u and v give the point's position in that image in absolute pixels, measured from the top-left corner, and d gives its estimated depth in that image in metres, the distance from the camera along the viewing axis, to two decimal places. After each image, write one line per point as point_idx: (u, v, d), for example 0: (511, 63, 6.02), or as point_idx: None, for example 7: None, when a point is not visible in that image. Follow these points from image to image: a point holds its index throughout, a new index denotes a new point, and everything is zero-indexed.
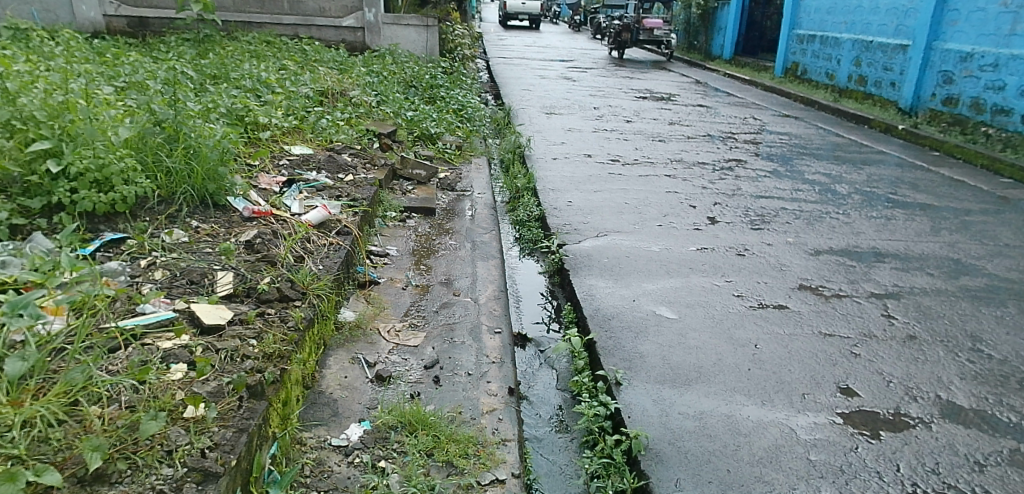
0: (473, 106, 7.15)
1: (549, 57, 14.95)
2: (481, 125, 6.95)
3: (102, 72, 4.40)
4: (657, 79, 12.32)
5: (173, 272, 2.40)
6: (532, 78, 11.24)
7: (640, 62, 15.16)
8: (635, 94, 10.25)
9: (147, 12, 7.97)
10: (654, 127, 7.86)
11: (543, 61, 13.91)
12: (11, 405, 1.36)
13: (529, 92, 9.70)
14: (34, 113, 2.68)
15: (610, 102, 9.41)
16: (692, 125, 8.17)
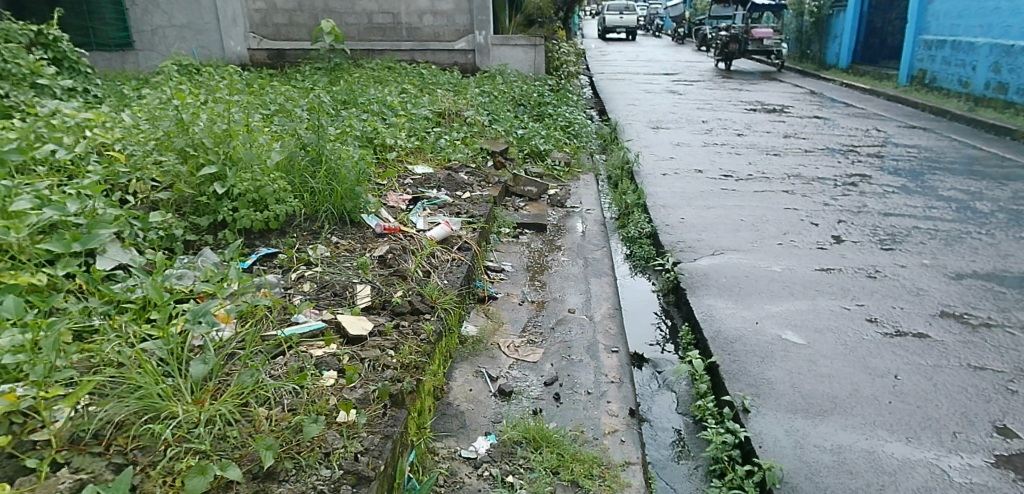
0: (580, 122, 7.16)
1: (655, 70, 14.72)
2: (588, 141, 6.96)
3: (251, 100, 4.85)
4: (769, 91, 11.80)
5: (319, 284, 2.61)
6: (638, 92, 11.11)
7: (748, 74, 14.57)
8: (746, 107, 9.88)
9: (284, 45, 8.64)
10: (768, 141, 7.53)
11: (650, 75, 13.71)
12: (196, 404, 1.53)
13: (636, 107, 9.59)
14: (203, 141, 3.01)
15: (721, 115, 9.12)
16: (809, 137, 7.74)
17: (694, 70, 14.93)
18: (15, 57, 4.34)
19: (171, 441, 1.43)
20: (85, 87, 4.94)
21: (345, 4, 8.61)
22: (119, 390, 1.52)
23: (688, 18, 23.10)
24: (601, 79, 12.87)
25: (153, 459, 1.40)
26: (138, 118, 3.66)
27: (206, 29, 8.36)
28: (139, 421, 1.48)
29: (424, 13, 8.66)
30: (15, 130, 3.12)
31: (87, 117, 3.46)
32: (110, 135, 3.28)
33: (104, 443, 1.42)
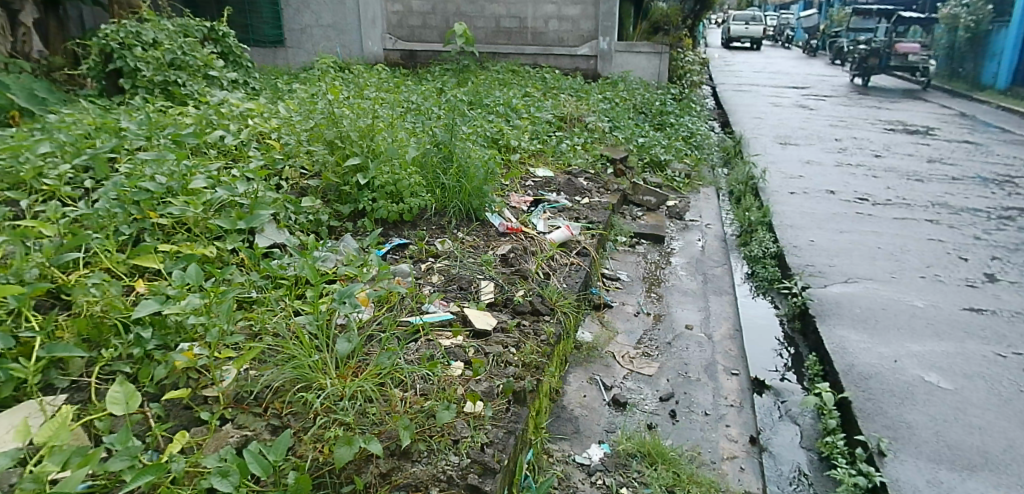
0: (704, 134, 6.92)
1: (783, 83, 13.95)
2: (710, 153, 6.69)
3: (386, 96, 5.09)
4: (912, 110, 10.87)
5: (446, 277, 2.70)
6: (766, 105, 10.58)
7: (888, 91, 13.48)
8: (885, 126, 9.15)
9: (416, 46, 8.72)
10: (909, 165, 6.91)
11: (779, 88, 12.94)
12: (340, 378, 1.65)
13: (763, 121, 9.14)
14: (350, 134, 3.25)
15: (857, 134, 8.51)
16: (957, 164, 7.05)
17: (827, 84, 13.94)
18: (192, 51, 4.80)
19: (319, 410, 1.55)
20: (245, 80, 5.38)
21: (475, 8, 8.57)
22: (276, 358, 1.68)
23: (821, 29, 21.63)
24: (725, 90, 12.30)
25: (303, 426, 1.53)
26: (291, 111, 3.94)
27: (347, 30, 8.60)
28: (291, 389, 1.62)
29: (550, 18, 8.47)
30: (190, 116, 3.46)
31: (249, 107, 3.76)
32: (268, 123, 3.54)
33: (263, 405, 1.58)
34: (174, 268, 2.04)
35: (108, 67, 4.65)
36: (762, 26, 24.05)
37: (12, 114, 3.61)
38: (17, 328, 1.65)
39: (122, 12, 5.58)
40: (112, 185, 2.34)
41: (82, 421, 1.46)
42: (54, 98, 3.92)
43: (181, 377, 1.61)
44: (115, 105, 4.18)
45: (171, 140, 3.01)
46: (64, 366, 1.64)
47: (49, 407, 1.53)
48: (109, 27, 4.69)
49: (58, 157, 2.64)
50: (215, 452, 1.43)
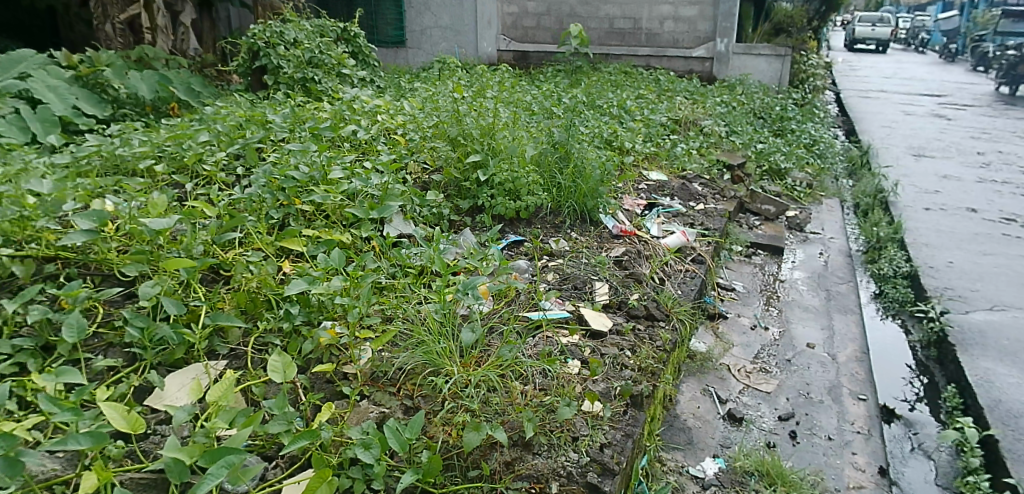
0: (828, 141, 6.47)
1: (916, 90, 12.83)
2: (834, 163, 6.23)
3: (499, 94, 5.13)
4: None
5: (561, 276, 2.70)
6: (896, 113, 9.79)
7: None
8: None
9: (529, 47, 8.20)
10: None
11: (910, 95, 11.91)
12: (464, 366, 1.75)
13: (894, 130, 8.47)
14: (472, 132, 3.35)
15: (1005, 147, 7.71)
16: None
17: (967, 93, 12.60)
18: (326, 50, 5.09)
19: (447, 395, 1.64)
20: (372, 79, 5.63)
21: (589, 8, 7.97)
22: (409, 342, 1.78)
23: (962, 31, 19.72)
24: (850, 96, 11.42)
25: (433, 408, 1.62)
26: (411, 107, 4.06)
27: (464, 31, 8.18)
28: (421, 373, 1.72)
29: (666, 18, 7.70)
30: (326, 112, 3.66)
31: (377, 104, 3.91)
32: (394, 119, 3.67)
33: (396, 386, 1.69)
34: (316, 252, 2.20)
35: (254, 64, 5.04)
36: (890, 28, 22.15)
37: (171, 106, 3.96)
38: (186, 297, 1.86)
39: (265, 12, 6.02)
40: (263, 173, 2.55)
41: (242, 385, 1.62)
42: (207, 92, 4.26)
43: (325, 353, 1.76)
44: (260, 99, 4.52)
45: (309, 134, 3.22)
46: (224, 334, 1.82)
47: (212, 370, 1.71)
48: (256, 28, 5.04)
49: (215, 145, 2.90)
50: (357, 425, 1.55)
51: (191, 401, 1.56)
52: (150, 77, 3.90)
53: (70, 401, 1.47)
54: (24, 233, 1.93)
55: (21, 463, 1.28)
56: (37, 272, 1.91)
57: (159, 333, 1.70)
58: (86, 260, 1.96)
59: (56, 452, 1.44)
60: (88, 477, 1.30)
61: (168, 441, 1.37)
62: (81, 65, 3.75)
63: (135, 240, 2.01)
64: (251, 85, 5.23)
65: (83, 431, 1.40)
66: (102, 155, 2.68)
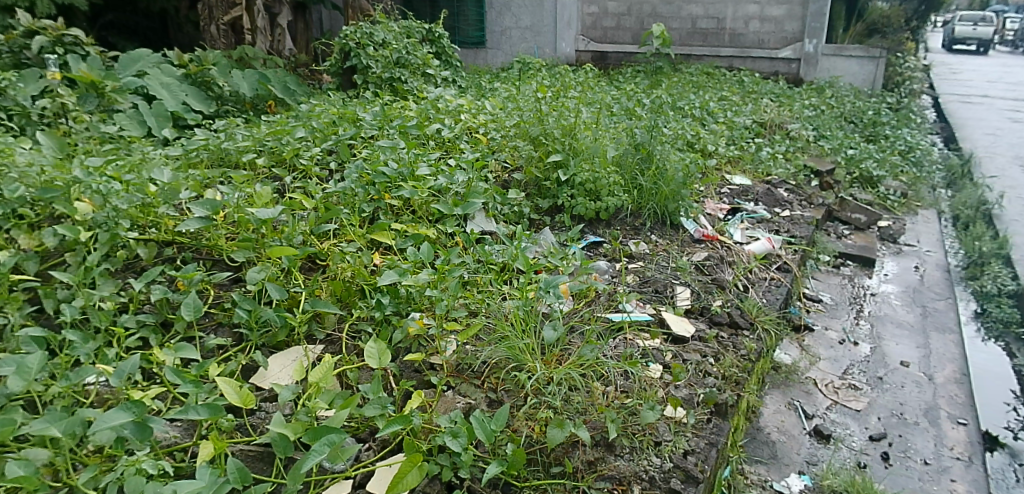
0: (925, 149, 6.08)
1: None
2: (932, 171, 5.86)
3: (577, 93, 5.08)
4: None
5: (641, 278, 2.64)
6: (1002, 119, 9.11)
7: None
8: None
9: (608, 47, 8.13)
10: None
11: (1017, 101, 11.06)
12: (546, 363, 1.81)
13: (999, 137, 7.88)
14: (554, 131, 3.35)
15: None
16: None
17: None
18: (413, 50, 5.22)
19: (530, 391, 1.69)
20: (455, 78, 5.72)
21: (671, 8, 7.77)
22: (493, 336, 1.85)
23: None
24: (949, 100, 10.64)
25: (516, 403, 1.67)
26: (491, 105, 4.06)
27: (544, 31, 7.92)
28: (505, 367, 1.79)
29: (752, 18, 7.39)
30: (412, 110, 3.69)
31: (461, 103, 3.90)
32: (477, 118, 3.67)
33: (481, 379, 1.75)
34: (404, 245, 2.29)
35: (345, 64, 5.24)
36: (995, 28, 20.60)
37: (269, 104, 4.17)
38: (287, 283, 1.99)
39: (355, 15, 6.25)
40: (357, 168, 2.66)
41: (339, 369, 1.72)
42: (302, 91, 4.41)
43: (414, 343, 1.84)
44: (351, 98, 4.69)
45: (397, 131, 3.28)
46: (320, 320, 1.93)
47: (311, 353, 1.83)
48: (348, 29, 5.23)
49: (310, 141, 3.04)
50: (444, 413, 1.62)
51: (294, 381, 1.68)
52: (251, 75, 4.11)
53: (191, 374, 1.60)
54: (147, 218, 2.12)
55: (150, 427, 1.43)
56: (158, 255, 2.10)
57: (264, 315, 1.82)
58: (199, 246, 2.12)
59: (175, 421, 1.58)
60: (205, 446, 1.43)
61: (274, 417, 1.47)
62: (190, 64, 4.00)
63: (242, 228, 2.15)
64: (342, 84, 5.42)
65: (201, 403, 1.52)
66: (210, 149, 2.86)
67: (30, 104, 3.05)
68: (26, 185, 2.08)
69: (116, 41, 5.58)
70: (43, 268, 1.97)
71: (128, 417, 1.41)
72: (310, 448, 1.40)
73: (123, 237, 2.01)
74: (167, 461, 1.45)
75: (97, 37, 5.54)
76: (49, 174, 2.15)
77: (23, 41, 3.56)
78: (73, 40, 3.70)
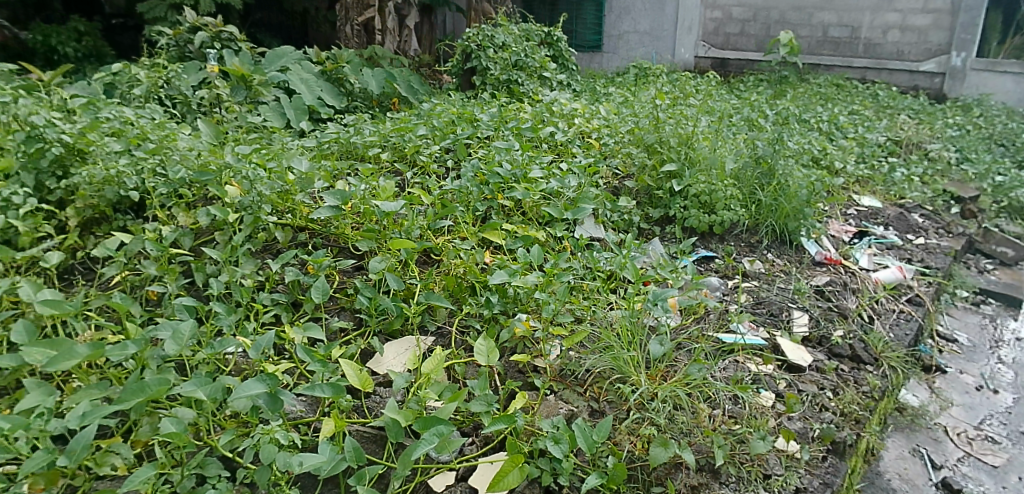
0: None
1: None
2: None
3: (695, 101, 4.90)
4: None
5: (756, 299, 2.52)
6: None
7: None
8: None
9: (730, 54, 7.70)
10: None
11: None
12: (650, 379, 1.79)
13: None
14: (670, 139, 3.24)
15: None
16: None
17: None
18: (532, 53, 5.27)
19: (633, 406, 1.70)
20: (571, 81, 5.68)
21: (801, 15, 7.26)
22: (597, 345, 1.87)
23: None
24: None
25: (618, 416, 1.68)
26: (607, 111, 4.00)
27: (663, 36, 7.82)
28: (608, 378, 1.80)
29: (891, 27, 6.77)
30: (527, 112, 3.70)
31: (575, 106, 3.86)
32: (590, 122, 3.62)
33: (583, 386, 1.78)
34: (514, 246, 2.33)
35: (466, 65, 5.35)
36: None
37: (393, 102, 4.34)
38: (405, 275, 2.09)
39: (477, 17, 6.39)
40: (473, 168, 2.72)
41: (448, 363, 1.78)
42: (424, 90, 4.54)
43: (519, 344, 1.88)
44: (469, 99, 4.80)
45: (511, 133, 3.30)
46: (433, 313, 2.02)
47: (422, 344, 1.92)
48: (471, 31, 5.34)
49: (430, 139, 3.15)
50: (546, 417, 1.65)
51: (408, 369, 1.78)
52: (380, 74, 4.32)
53: (319, 354, 1.72)
54: (285, 205, 2.30)
55: (281, 400, 1.54)
56: (292, 239, 2.26)
57: (382, 304, 1.93)
58: (328, 233, 2.27)
59: (301, 396, 1.71)
60: (327, 423, 1.52)
61: (388, 402, 1.56)
62: (327, 61, 4.25)
63: (367, 220, 2.28)
64: (460, 84, 5.55)
65: (325, 381, 1.63)
66: (340, 142, 3.04)
67: (191, 93, 3.38)
68: (187, 168, 2.33)
69: (262, 38, 5.92)
70: (196, 243, 2.19)
71: (262, 388, 1.53)
72: (419, 436, 1.48)
73: (264, 220, 2.19)
74: (294, 433, 1.57)
75: (247, 33, 5.94)
76: (204, 158, 2.38)
77: (188, 37, 3.96)
78: (229, 37, 4.03)
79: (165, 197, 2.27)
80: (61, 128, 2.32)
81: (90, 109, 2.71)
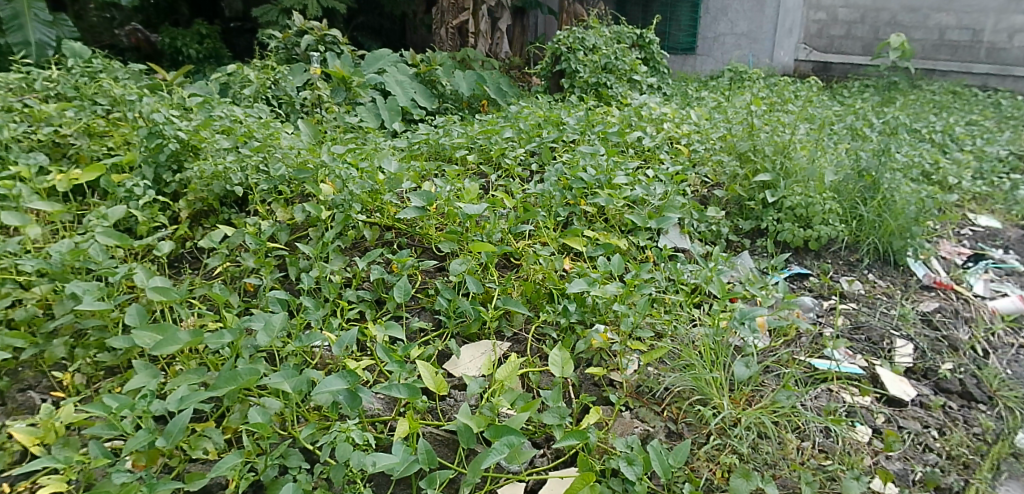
0: None
1: None
2: None
3: (794, 107, 4.65)
4: None
5: (854, 322, 2.36)
6: None
7: None
8: None
9: (833, 57, 7.27)
10: None
11: None
12: (734, 403, 1.73)
13: None
14: (764, 148, 3.08)
15: None
16: None
17: None
18: (622, 56, 5.17)
19: (715, 431, 1.65)
20: (661, 85, 5.52)
21: (915, 17, 6.79)
22: (677, 363, 1.81)
23: None
24: None
25: (697, 440, 1.64)
26: (699, 117, 3.85)
27: (762, 38, 7.26)
28: (688, 398, 1.75)
29: (1018, 31, 6.29)
30: (614, 116, 3.63)
31: (665, 111, 3.74)
32: (681, 128, 3.49)
33: (661, 405, 1.74)
34: (595, 254, 2.28)
35: (555, 67, 5.34)
36: None
37: (482, 104, 4.40)
38: (484, 278, 2.09)
39: (569, 19, 6.36)
40: (557, 171, 2.68)
41: (523, 371, 1.77)
42: (513, 92, 4.55)
43: (596, 355, 1.84)
44: (556, 102, 4.77)
45: (598, 137, 3.23)
46: (510, 318, 2.01)
47: (498, 350, 1.92)
48: (562, 33, 5.31)
49: (515, 142, 3.15)
50: (621, 436, 1.62)
51: (483, 374, 1.76)
52: (471, 76, 4.36)
53: (397, 354, 1.72)
54: (374, 204, 2.35)
55: (360, 398, 1.58)
56: (380, 238, 2.32)
57: (461, 306, 1.94)
58: (413, 233, 2.31)
59: (379, 395, 1.75)
60: (402, 423, 1.54)
61: (462, 407, 1.56)
62: (421, 63, 4.34)
63: (450, 221, 2.31)
64: (549, 86, 5.55)
65: (403, 382, 1.65)
66: (429, 143, 3.10)
67: (295, 94, 3.54)
68: (287, 166, 2.43)
69: (363, 41, 6.21)
70: (292, 238, 2.28)
71: (343, 385, 1.57)
72: (491, 445, 1.47)
73: (354, 219, 2.25)
74: (370, 431, 1.60)
75: (349, 36, 6.23)
76: (303, 156, 2.47)
77: (295, 39, 4.14)
78: (333, 39, 4.18)
79: (266, 193, 2.38)
80: (178, 125, 2.51)
81: (205, 106, 2.89)
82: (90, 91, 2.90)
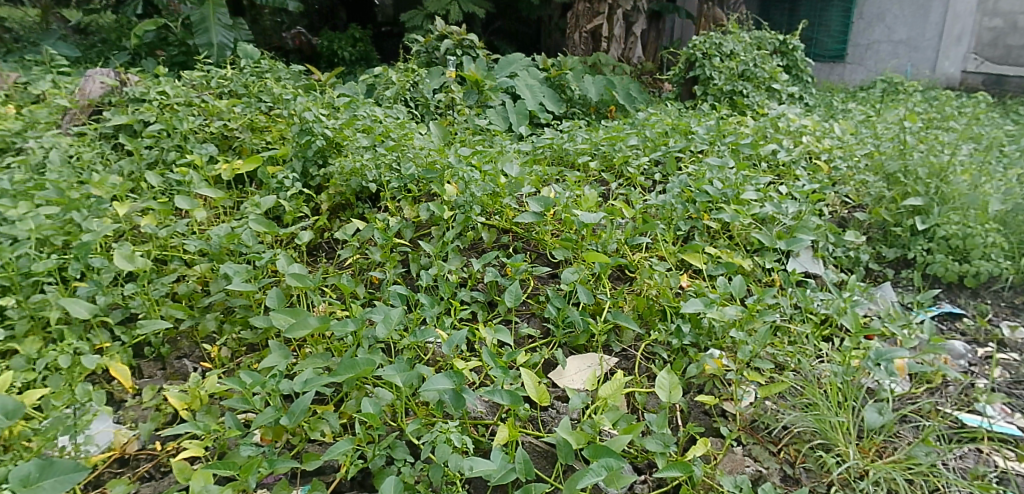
0: None
1: None
2: None
3: (958, 126, 4.18)
4: None
5: (1014, 376, 2.08)
6: None
7: None
8: None
9: (1009, 70, 6.25)
10: None
11: None
12: (862, 454, 1.59)
13: None
14: (917, 169, 2.78)
15: None
16: None
17: None
18: (762, 63, 4.89)
19: (835, 480, 1.54)
20: (803, 95, 5.16)
21: None
22: (799, 400, 1.69)
23: None
24: None
25: (816, 488, 1.55)
26: (844, 131, 3.56)
27: (923, 47, 6.63)
28: (809, 441, 1.64)
29: None
30: (749, 126, 3.43)
31: (805, 123, 3.48)
32: (822, 142, 3.24)
33: (778, 445, 1.64)
34: (715, 272, 2.18)
35: (688, 74, 5.15)
36: None
37: (610, 109, 4.35)
38: (597, 289, 2.05)
39: (707, 24, 6.11)
40: (682, 182, 2.57)
41: (629, 390, 1.73)
42: (643, 98, 4.47)
43: (709, 382, 1.75)
44: (686, 109, 4.60)
45: (729, 148, 3.07)
46: (620, 333, 1.96)
47: (605, 365, 1.88)
48: (698, 38, 5.12)
49: (640, 150, 3.06)
50: (728, 473, 1.55)
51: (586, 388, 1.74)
52: (600, 81, 4.34)
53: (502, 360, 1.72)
54: (494, 206, 2.38)
55: (464, 399, 1.59)
56: (496, 241, 2.34)
57: (570, 316, 1.92)
58: (529, 237, 2.32)
59: (484, 398, 1.76)
60: (502, 430, 1.54)
61: (563, 421, 1.53)
62: (552, 68, 4.35)
63: (567, 228, 2.29)
64: (680, 93, 5.39)
65: (507, 388, 1.65)
66: (553, 148, 3.11)
67: (431, 96, 3.67)
68: (416, 165, 2.51)
69: (498, 45, 6.41)
70: (416, 235, 2.36)
71: (449, 384, 1.58)
72: (589, 465, 1.43)
73: (473, 220, 2.29)
74: (472, 433, 1.63)
75: (487, 42, 6.45)
76: (431, 157, 2.55)
77: (436, 43, 4.29)
78: (470, 43, 4.29)
79: (397, 191, 2.47)
80: (325, 124, 2.69)
81: (350, 106, 3.07)
82: (255, 89, 3.17)
